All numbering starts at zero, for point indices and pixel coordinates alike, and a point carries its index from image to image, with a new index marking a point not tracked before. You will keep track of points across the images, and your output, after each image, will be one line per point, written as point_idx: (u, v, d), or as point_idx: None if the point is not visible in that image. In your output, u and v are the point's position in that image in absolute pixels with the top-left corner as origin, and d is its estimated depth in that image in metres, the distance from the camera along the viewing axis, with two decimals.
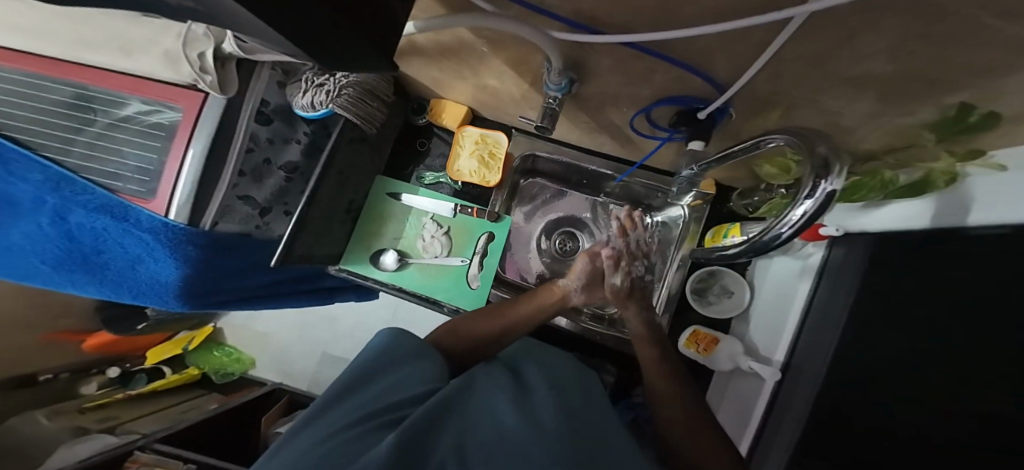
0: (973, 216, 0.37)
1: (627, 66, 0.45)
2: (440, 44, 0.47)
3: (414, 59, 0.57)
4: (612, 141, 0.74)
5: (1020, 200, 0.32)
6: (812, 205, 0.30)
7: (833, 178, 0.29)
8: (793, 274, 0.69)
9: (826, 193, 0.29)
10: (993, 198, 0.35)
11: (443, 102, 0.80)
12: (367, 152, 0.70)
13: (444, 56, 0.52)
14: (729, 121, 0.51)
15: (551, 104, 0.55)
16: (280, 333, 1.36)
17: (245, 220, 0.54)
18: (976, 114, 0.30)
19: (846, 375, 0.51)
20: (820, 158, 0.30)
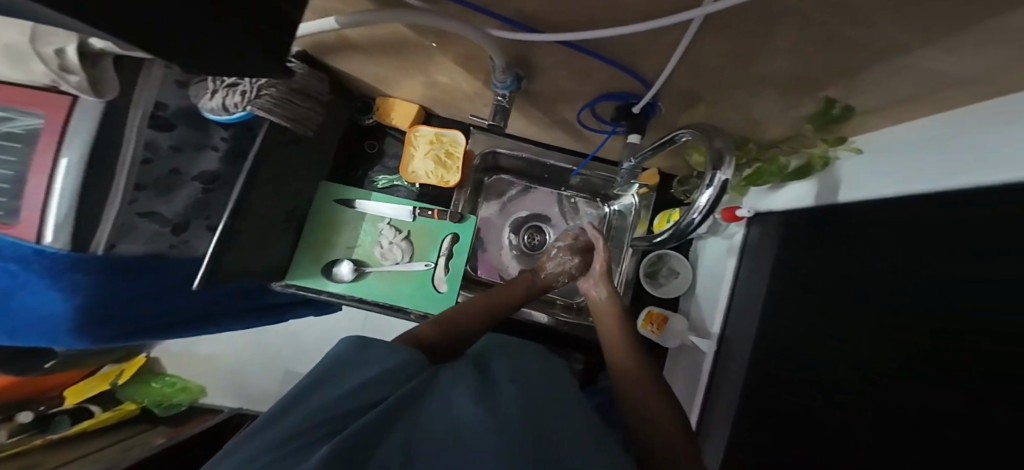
0: (844, 194, 0.46)
1: (568, 64, 0.46)
2: (375, 40, 0.45)
3: (352, 56, 0.54)
4: (567, 136, 0.76)
5: (881, 181, 0.40)
6: (713, 193, 0.33)
7: (723, 169, 0.32)
8: (722, 253, 0.76)
9: (721, 182, 0.33)
10: (867, 174, 0.43)
11: (391, 101, 0.77)
12: (304, 155, 0.66)
13: (382, 52, 0.50)
14: (664, 115, 0.55)
15: (501, 101, 0.55)
16: (233, 358, 1.24)
17: (153, 240, 0.49)
18: (838, 107, 0.39)
19: (770, 339, 0.57)
20: (716, 150, 0.33)
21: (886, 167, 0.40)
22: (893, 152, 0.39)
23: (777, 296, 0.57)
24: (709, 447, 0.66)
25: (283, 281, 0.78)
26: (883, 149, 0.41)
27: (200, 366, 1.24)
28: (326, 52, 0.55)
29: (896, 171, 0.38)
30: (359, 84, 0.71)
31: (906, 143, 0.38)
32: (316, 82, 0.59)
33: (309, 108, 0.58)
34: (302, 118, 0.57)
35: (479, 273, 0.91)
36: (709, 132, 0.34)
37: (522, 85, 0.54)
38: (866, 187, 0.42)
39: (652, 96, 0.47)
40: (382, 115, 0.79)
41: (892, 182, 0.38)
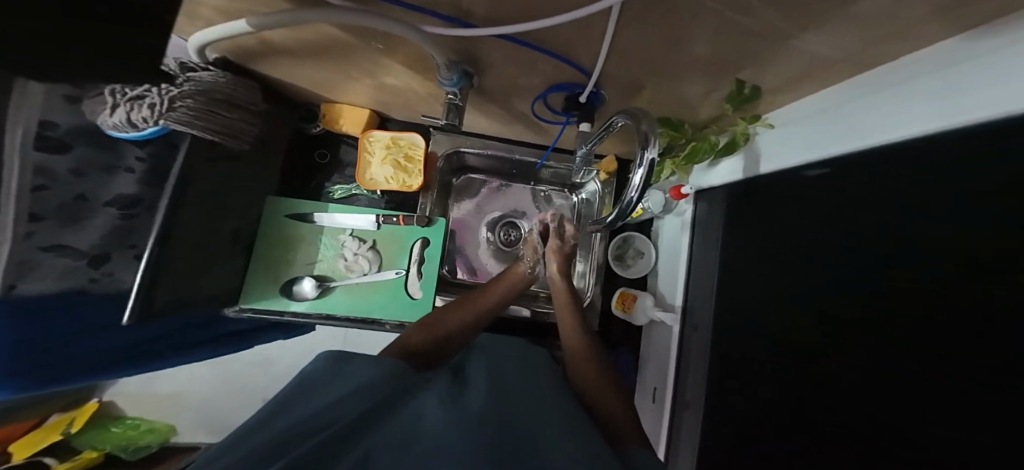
0: (764, 165, 0.55)
1: (514, 58, 0.46)
2: (299, 42, 0.43)
3: (280, 61, 0.51)
4: (527, 129, 0.76)
5: (816, 144, 0.45)
6: (644, 172, 0.35)
7: (651, 148, 0.34)
8: (676, 230, 0.81)
9: (650, 161, 0.34)
10: (790, 144, 0.49)
11: (337, 106, 0.74)
12: (240, 170, 0.61)
13: (317, 56, 0.48)
14: (610, 101, 0.57)
15: (453, 100, 0.54)
16: (202, 392, 1.14)
17: (72, 274, 0.45)
18: (747, 88, 0.45)
19: (736, 305, 0.62)
20: (643, 133, 0.34)
21: (807, 136, 0.46)
22: (808, 121, 0.46)
23: (727, 258, 0.66)
24: (688, 413, 0.71)
25: (237, 306, 0.75)
26: (797, 120, 0.48)
27: (166, 405, 1.13)
28: (250, 58, 0.52)
29: (818, 138, 0.44)
30: (300, 90, 0.67)
31: (817, 113, 0.44)
32: (245, 90, 0.55)
33: (237, 119, 0.54)
34: (233, 133, 0.53)
35: (460, 276, 0.90)
36: (639, 115, 0.36)
37: (473, 81, 0.54)
38: (793, 156, 0.49)
39: (595, 83, 0.48)
40: (330, 121, 0.76)
41: (817, 147, 0.45)
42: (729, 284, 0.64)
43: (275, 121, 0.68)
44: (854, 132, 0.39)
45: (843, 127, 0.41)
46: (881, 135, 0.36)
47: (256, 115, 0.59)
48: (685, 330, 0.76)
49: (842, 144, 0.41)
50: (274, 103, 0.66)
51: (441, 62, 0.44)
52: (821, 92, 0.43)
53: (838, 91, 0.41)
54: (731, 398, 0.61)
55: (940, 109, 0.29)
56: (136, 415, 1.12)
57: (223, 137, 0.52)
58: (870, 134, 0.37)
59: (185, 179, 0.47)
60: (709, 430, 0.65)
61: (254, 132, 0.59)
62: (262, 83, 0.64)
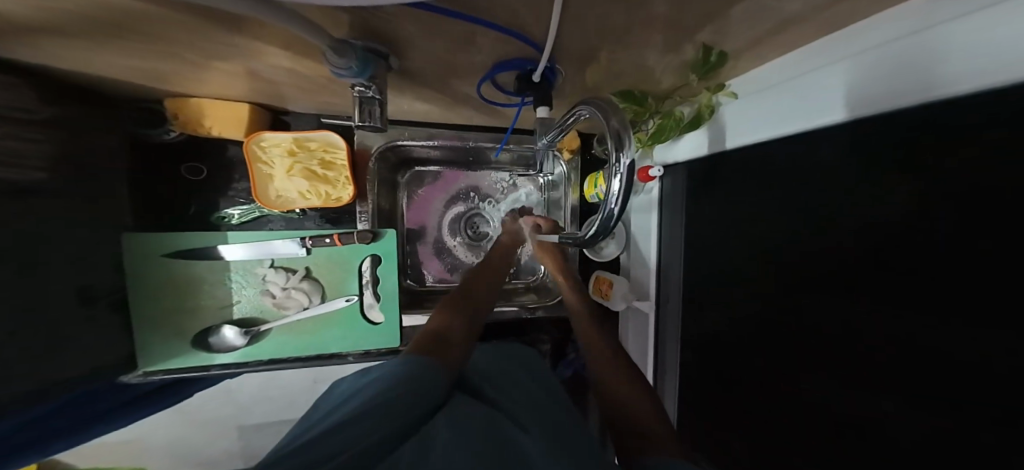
0: (730, 141, 0.52)
1: (445, 30, 0.35)
2: (82, 18, 0.28)
3: (75, 50, 0.35)
4: (479, 113, 0.64)
5: (783, 117, 0.42)
6: (623, 181, 0.29)
7: (625, 154, 0.28)
8: (641, 210, 0.78)
9: (628, 167, 0.28)
10: (750, 120, 0.47)
11: (188, 102, 0.52)
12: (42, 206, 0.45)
13: (128, 35, 0.32)
14: (564, 80, 0.49)
15: (365, 93, 0.41)
16: (163, 434, 0.93)
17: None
18: (714, 55, 0.39)
19: (712, 280, 0.62)
20: (614, 132, 0.27)
21: (774, 107, 0.43)
22: (767, 92, 0.43)
23: (698, 236, 0.64)
24: (667, 381, 0.74)
25: (140, 369, 0.65)
26: (753, 93, 0.45)
27: (121, 452, 0.93)
28: (17, 50, 0.35)
29: (765, 117, 0.45)
30: (137, 89, 0.49)
31: (768, 90, 0.43)
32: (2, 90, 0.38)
33: (6, 136, 0.39)
34: (15, 160, 0.40)
35: (431, 282, 0.83)
36: (612, 107, 0.28)
37: (391, 62, 0.41)
38: (744, 135, 0.49)
39: (549, 58, 0.40)
40: (193, 123, 0.54)
41: (759, 126, 0.46)
42: (705, 260, 0.63)
43: (75, 132, 0.49)
44: (794, 112, 0.40)
45: (778, 108, 0.42)
46: (819, 119, 0.38)
47: (23, 123, 0.42)
48: (661, 314, 0.76)
49: (783, 126, 0.43)
50: (66, 106, 0.47)
51: (325, 48, 0.31)
52: (768, 64, 0.41)
53: (775, 68, 0.41)
54: (709, 368, 0.64)
55: (876, 94, 0.31)
56: (92, 464, 0.93)
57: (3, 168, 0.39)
58: (803, 117, 0.39)
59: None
60: (688, 398, 0.69)
61: (52, 154, 0.45)
62: (56, 82, 0.45)
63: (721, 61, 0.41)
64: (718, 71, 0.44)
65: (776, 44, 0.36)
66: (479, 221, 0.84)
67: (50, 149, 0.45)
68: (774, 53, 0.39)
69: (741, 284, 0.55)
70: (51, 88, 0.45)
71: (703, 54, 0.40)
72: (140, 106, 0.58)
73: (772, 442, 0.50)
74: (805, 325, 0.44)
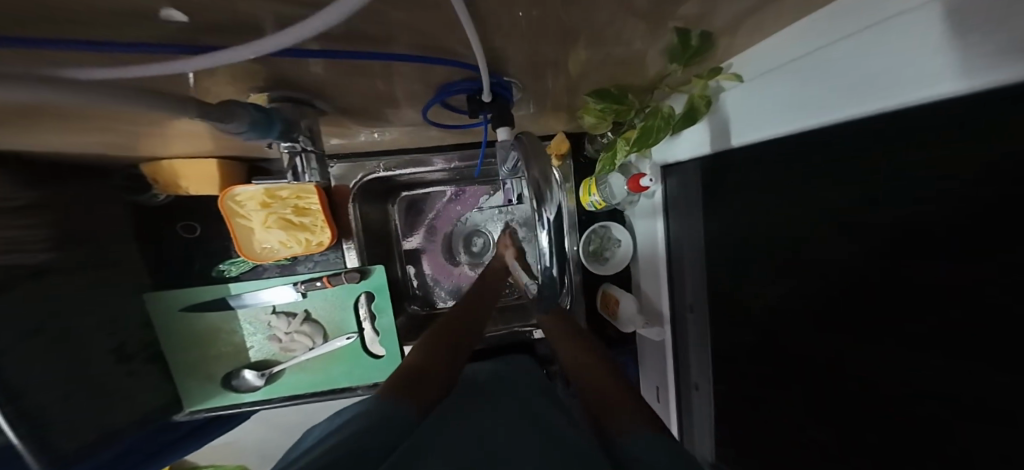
0: (734, 139, 0.42)
1: (353, 68, 0.30)
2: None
3: (28, 131, 0.36)
4: (446, 132, 0.59)
5: (796, 107, 0.32)
6: (550, 235, 0.24)
7: (546, 209, 0.23)
8: (646, 216, 0.69)
9: (552, 222, 0.23)
10: (761, 108, 0.37)
11: (164, 166, 0.53)
12: (55, 283, 0.50)
13: (46, 116, 0.32)
14: (522, 89, 0.42)
15: (299, 146, 0.38)
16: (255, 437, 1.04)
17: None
18: (695, 36, 0.31)
19: (735, 294, 0.53)
20: (533, 182, 0.23)
21: (783, 93, 0.33)
22: (772, 76, 0.33)
23: (718, 243, 0.54)
24: (696, 399, 0.65)
25: (188, 409, 0.71)
26: (766, 72, 0.34)
27: (227, 451, 1.04)
28: None
29: (816, 94, 0.29)
30: (115, 158, 0.51)
31: (783, 67, 0.32)
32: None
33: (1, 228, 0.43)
34: (18, 248, 0.45)
35: (440, 304, 0.81)
36: (535, 151, 0.24)
37: (320, 106, 0.38)
38: (780, 122, 0.35)
39: (488, 75, 0.33)
40: (172, 185, 0.56)
41: (809, 105, 0.30)
42: (727, 270, 0.54)
43: (77, 210, 0.54)
44: (860, 85, 0.25)
45: (838, 80, 0.27)
46: (902, 96, 0.22)
47: (25, 211, 0.46)
48: (679, 331, 0.68)
49: (843, 106, 0.27)
50: (62, 188, 0.51)
51: (205, 120, 0.26)
52: (794, 26, 0.29)
53: (834, 14, 0.25)
54: (741, 390, 0.54)
55: (997, 47, 0.16)
56: (210, 463, 1.04)
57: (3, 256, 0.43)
58: (880, 92, 0.23)
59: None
60: (723, 421, 0.59)
61: (52, 234, 0.50)
62: (40, 164, 0.49)
63: (705, 43, 0.32)
64: (711, 52, 0.34)
65: (775, 12, 0.27)
66: (475, 241, 0.80)
67: (53, 231, 0.50)
68: (779, 21, 0.29)
69: (775, 302, 0.45)
70: (38, 171, 0.48)
71: (673, 38, 0.31)
72: (131, 175, 0.61)
73: None
74: (863, 360, 0.34)
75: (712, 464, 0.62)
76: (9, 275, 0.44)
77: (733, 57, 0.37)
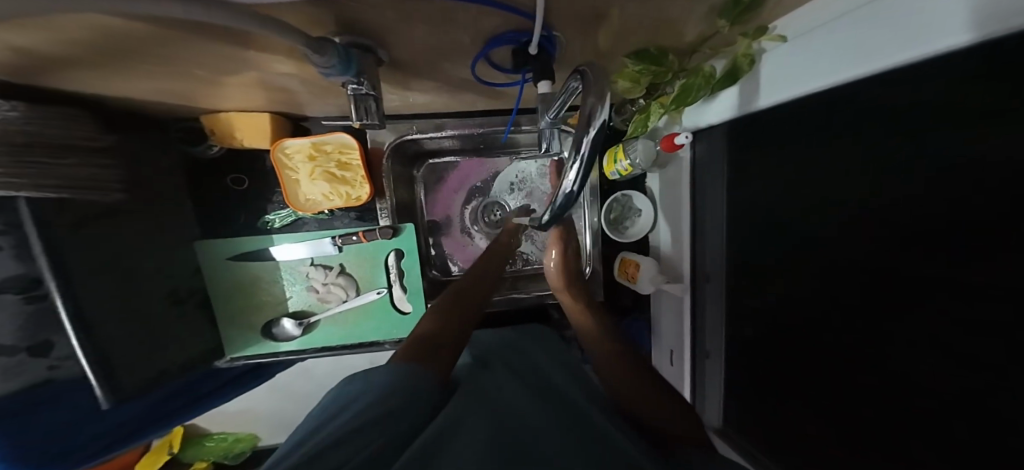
0: (766, 99, 0.44)
1: (422, 13, 0.33)
2: (98, 45, 0.33)
3: (116, 74, 0.40)
4: (481, 97, 0.61)
5: (826, 66, 0.34)
6: (578, 172, 0.26)
7: (594, 125, 0.24)
8: (671, 183, 0.71)
9: (587, 158, 0.25)
10: (795, 70, 0.38)
11: (222, 117, 0.57)
12: (124, 223, 0.54)
13: (143, 54, 0.36)
14: (565, 48, 0.44)
15: (360, 90, 0.41)
16: (268, 406, 1.10)
17: (20, 370, 0.48)
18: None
19: (756, 256, 0.55)
20: (585, 116, 0.24)
21: (817, 54, 0.35)
22: (809, 37, 0.35)
23: (743, 209, 0.56)
24: (709, 365, 0.69)
25: (229, 356, 0.76)
26: (805, 33, 0.35)
27: (241, 419, 1.11)
28: (67, 76, 0.40)
29: (847, 53, 0.31)
30: (175, 108, 0.55)
31: (821, 27, 0.33)
32: (74, 125, 0.46)
33: (80, 165, 0.47)
34: (94, 185, 0.49)
35: (455, 272, 0.85)
36: (598, 77, 0.24)
37: (380, 54, 0.41)
38: (814, 81, 0.36)
39: (542, 26, 0.36)
40: (226, 136, 0.60)
41: (840, 64, 0.33)
42: (748, 235, 0.56)
43: (141, 158, 0.58)
44: (888, 40, 0.27)
45: (868, 38, 0.29)
46: (922, 48, 0.24)
47: (102, 152, 0.50)
48: (698, 296, 0.70)
49: (873, 63, 0.29)
50: (129, 135, 0.55)
51: (303, 49, 0.29)
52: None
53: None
54: (755, 351, 0.57)
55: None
56: (222, 429, 1.12)
57: (84, 193, 0.47)
58: (906, 46, 0.26)
59: (60, 258, 0.44)
60: (736, 378, 0.62)
61: (123, 177, 0.54)
62: (108, 111, 0.52)
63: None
64: (758, 11, 0.36)
65: None
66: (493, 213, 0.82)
67: (123, 172, 0.54)
68: None
69: (795, 262, 0.47)
70: (110, 118, 0.52)
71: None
72: (185, 128, 0.65)
73: (844, 440, 0.43)
74: (880, 307, 0.36)
75: (717, 428, 0.67)
76: (88, 209, 0.48)
77: (779, 18, 0.38)
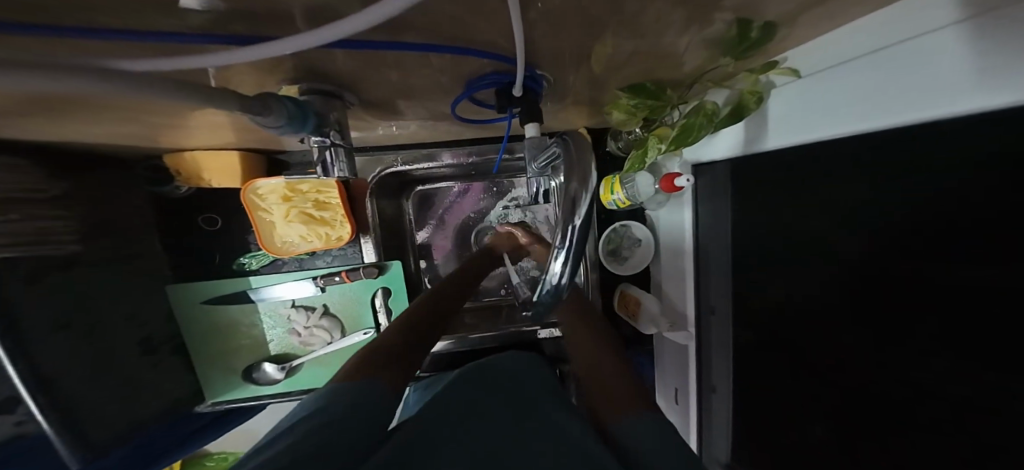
0: (774, 139, 0.41)
1: (390, 60, 0.29)
2: (20, 99, 0.29)
3: (56, 122, 0.36)
4: (468, 127, 0.58)
5: (843, 107, 0.32)
6: (566, 262, 0.22)
7: (579, 212, 0.20)
8: (671, 214, 0.68)
9: (577, 242, 0.21)
10: (805, 109, 0.36)
11: (187, 158, 0.53)
12: (86, 272, 0.51)
13: (73, 104, 0.32)
14: (552, 83, 0.41)
15: (328, 142, 0.37)
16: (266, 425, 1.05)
17: None
18: (754, 28, 0.29)
19: (765, 295, 0.51)
20: (570, 195, 0.21)
21: (833, 94, 0.32)
22: (823, 76, 0.33)
23: (747, 246, 0.53)
24: (715, 401, 0.64)
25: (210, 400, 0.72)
26: (820, 71, 0.33)
27: (239, 436, 1.06)
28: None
29: (858, 100, 0.30)
30: (137, 149, 0.51)
31: (835, 67, 0.31)
32: (19, 175, 0.43)
33: (27, 218, 0.43)
34: (44, 240, 0.45)
35: None
36: (577, 148, 0.22)
37: (348, 98, 0.38)
38: (818, 124, 0.35)
39: (525, 69, 0.32)
40: (193, 177, 0.56)
41: (849, 111, 0.31)
42: (756, 272, 0.52)
43: (104, 201, 0.54)
44: (908, 92, 0.26)
45: (883, 86, 0.27)
46: (949, 107, 0.23)
47: (54, 198, 0.47)
48: (703, 335, 0.66)
49: (889, 113, 0.27)
50: (86, 177, 0.52)
51: (240, 113, 0.26)
52: (845, 27, 0.29)
53: (881, 21, 0.26)
54: (773, 394, 0.53)
55: None
56: (221, 448, 1.07)
57: (33, 250, 0.44)
58: (940, 96, 0.23)
59: (11, 319, 0.41)
60: (745, 422, 0.58)
61: (81, 225, 0.50)
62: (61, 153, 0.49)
63: (766, 35, 0.30)
64: (765, 47, 0.32)
65: (839, 5, 0.25)
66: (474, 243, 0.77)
67: (77, 222, 0.50)
68: (842, 14, 0.27)
69: (810, 304, 0.44)
70: (62, 163, 0.48)
71: (717, 30, 0.30)
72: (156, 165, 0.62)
73: None
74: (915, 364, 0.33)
75: (726, 465, 0.62)
76: (42, 263, 0.45)
77: (790, 51, 0.35)
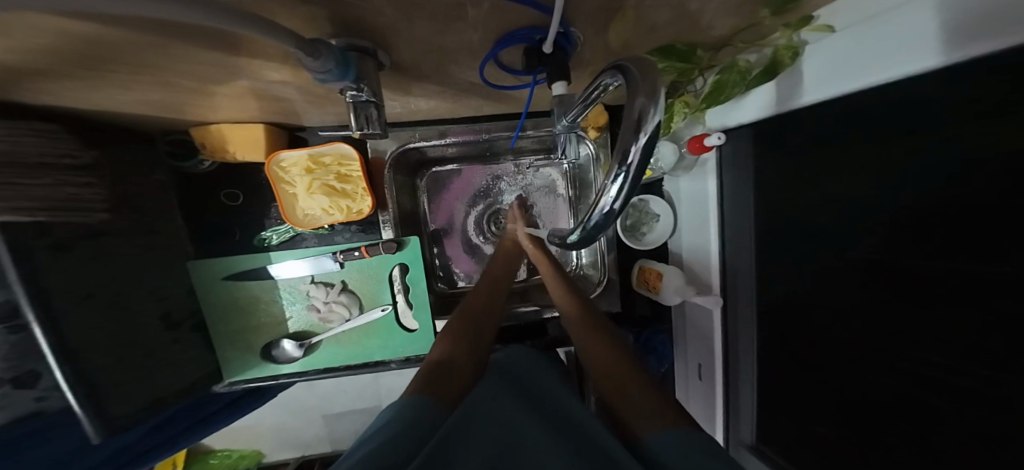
0: (807, 95, 0.41)
1: (427, 8, 0.29)
2: (62, 52, 0.29)
3: (94, 82, 0.36)
4: (486, 101, 0.58)
5: (872, 62, 0.32)
6: (623, 185, 0.22)
7: (646, 129, 0.19)
8: (694, 184, 0.68)
9: (636, 168, 0.21)
10: (839, 65, 0.35)
11: (212, 130, 0.54)
12: (109, 244, 0.51)
13: (112, 60, 0.32)
14: (582, 45, 0.40)
15: (360, 98, 0.38)
16: (272, 421, 1.04)
17: (5, 404, 0.45)
18: None
19: (791, 264, 0.51)
20: (634, 115, 0.20)
21: (865, 47, 0.32)
22: (859, 29, 0.32)
23: (775, 215, 0.52)
24: (742, 375, 0.63)
25: (227, 379, 0.70)
26: (855, 24, 0.32)
27: (245, 435, 1.06)
28: (27, 85, 0.35)
29: (861, 59, 0.33)
30: (164, 121, 0.52)
31: (869, 20, 0.31)
32: (48, 141, 0.42)
33: (58, 185, 0.43)
34: (76, 208, 0.46)
35: (462, 284, 0.81)
36: (643, 71, 0.21)
37: (380, 58, 0.38)
38: (839, 83, 0.36)
39: (560, 22, 0.32)
40: (216, 149, 0.56)
41: (868, 67, 0.32)
42: (781, 239, 0.52)
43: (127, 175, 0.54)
44: (927, 43, 0.26)
45: (891, 43, 0.30)
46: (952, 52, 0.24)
47: (81, 168, 0.47)
48: (729, 309, 0.65)
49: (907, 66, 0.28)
50: (112, 150, 0.52)
51: (294, 52, 0.26)
52: None
53: None
54: (795, 368, 0.52)
55: None
56: (226, 446, 1.07)
57: (66, 215, 0.44)
58: (964, 41, 0.24)
59: (40, 285, 0.41)
60: (774, 396, 0.57)
61: (109, 195, 0.51)
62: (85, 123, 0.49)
63: None
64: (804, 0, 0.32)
65: None
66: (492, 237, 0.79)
67: (105, 191, 0.50)
68: None
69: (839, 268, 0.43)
70: (88, 133, 0.49)
71: None
72: (176, 142, 0.62)
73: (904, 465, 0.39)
74: None
75: (751, 444, 0.61)
76: (70, 231, 0.45)
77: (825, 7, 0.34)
